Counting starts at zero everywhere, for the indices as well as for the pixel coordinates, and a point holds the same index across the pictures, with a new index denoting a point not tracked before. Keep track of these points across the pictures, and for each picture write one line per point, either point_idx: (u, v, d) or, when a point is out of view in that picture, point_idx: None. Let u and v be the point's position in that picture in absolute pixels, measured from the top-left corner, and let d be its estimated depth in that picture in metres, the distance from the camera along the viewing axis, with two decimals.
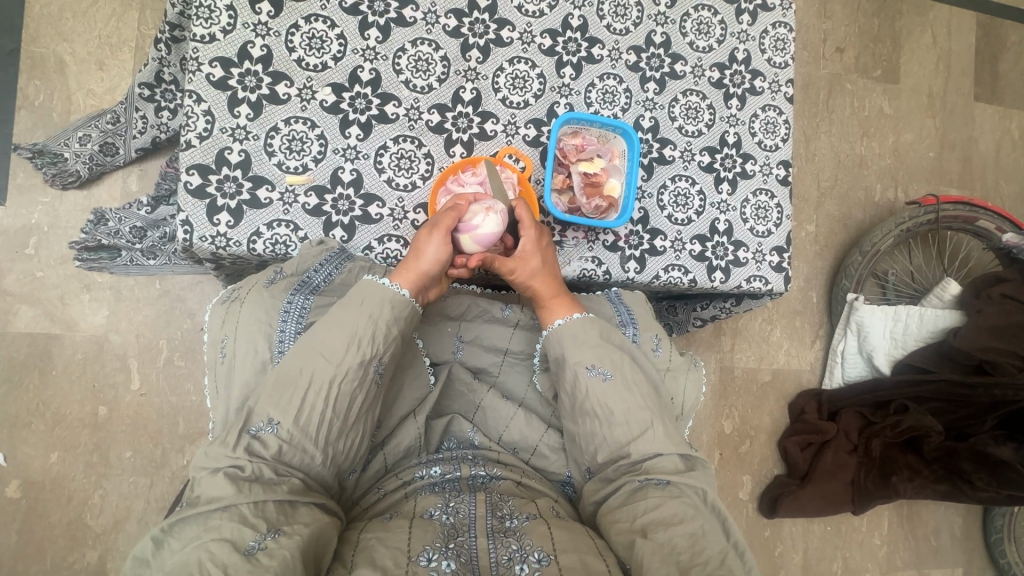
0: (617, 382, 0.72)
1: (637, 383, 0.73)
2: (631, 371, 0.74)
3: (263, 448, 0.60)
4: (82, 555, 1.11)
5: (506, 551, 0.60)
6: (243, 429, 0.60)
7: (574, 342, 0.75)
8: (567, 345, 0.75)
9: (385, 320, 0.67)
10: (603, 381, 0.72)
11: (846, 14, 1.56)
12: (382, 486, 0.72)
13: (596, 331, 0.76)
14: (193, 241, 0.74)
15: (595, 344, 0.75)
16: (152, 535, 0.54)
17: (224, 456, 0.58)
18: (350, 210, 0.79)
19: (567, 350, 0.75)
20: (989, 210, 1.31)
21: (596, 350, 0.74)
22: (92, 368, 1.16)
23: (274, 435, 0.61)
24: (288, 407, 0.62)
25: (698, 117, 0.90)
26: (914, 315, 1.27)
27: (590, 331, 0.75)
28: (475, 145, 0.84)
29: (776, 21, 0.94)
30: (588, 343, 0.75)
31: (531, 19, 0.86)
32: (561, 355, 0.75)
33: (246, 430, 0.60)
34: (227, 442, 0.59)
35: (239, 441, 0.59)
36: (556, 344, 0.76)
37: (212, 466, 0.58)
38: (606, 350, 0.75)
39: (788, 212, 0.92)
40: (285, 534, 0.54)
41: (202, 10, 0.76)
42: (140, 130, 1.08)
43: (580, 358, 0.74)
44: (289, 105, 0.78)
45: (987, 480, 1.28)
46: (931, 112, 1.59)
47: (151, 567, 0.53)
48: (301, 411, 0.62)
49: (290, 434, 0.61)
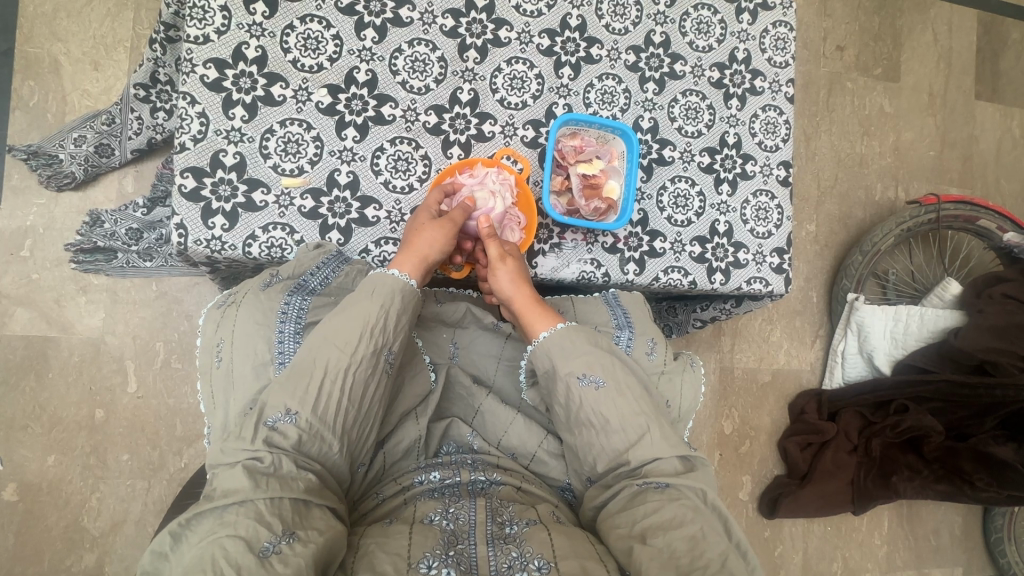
0: (609, 390, 0.71)
1: (629, 387, 0.71)
2: (624, 374, 0.72)
3: (283, 438, 0.59)
4: (80, 558, 1.10)
5: (506, 559, 0.60)
6: (259, 422, 0.60)
7: (562, 352, 0.73)
8: (555, 357, 0.73)
9: (395, 308, 0.69)
10: (596, 390, 0.71)
11: (846, 13, 1.55)
12: (381, 492, 0.71)
13: (583, 338, 0.74)
14: (188, 245, 0.74)
15: (583, 352, 0.73)
16: (169, 529, 0.53)
17: (242, 449, 0.58)
18: (346, 213, 0.79)
19: (556, 362, 0.73)
20: (990, 209, 1.30)
21: (585, 359, 0.72)
22: (89, 371, 1.15)
23: (292, 425, 0.60)
24: (305, 397, 0.62)
25: (698, 117, 0.89)
26: (914, 315, 1.27)
27: (577, 339, 0.74)
28: (473, 146, 0.83)
29: (776, 20, 0.93)
30: (578, 352, 0.73)
31: (529, 19, 0.85)
32: (551, 368, 0.73)
33: (263, 422, 0.60)
34: (245, 436, 0.59)
35: (257, 433, 0.59)
36: (544, 358, 0.74)
37: (229, 461, 0.57)
38: (596, 357, 0.73)
39: (788, 212, 0.91)
40: (300, 540, 0.53)
41: (196, 11, 0.75)
42: (136, 131, 1.08)
43: (570, 369, 0.72)
44: (284, 107, 0.78)
45: (988, 480, 1.29)
46: (932, 111, 1.58)
47: (169, 562, 0.52)
48: (317, 401, 0.62)
49: (309, 424, 0.61)
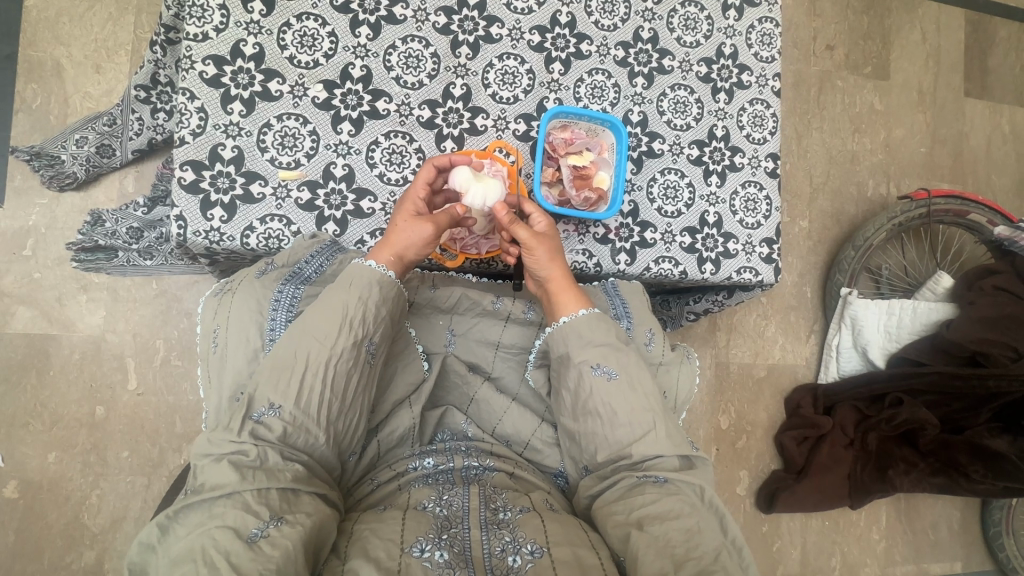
0: (621, 382, 0.72)
1: (642, 383, 0.72)
2: (638, 370, 0.73)
3: (267, 431, 0.61)
4: (80, 555, 1.11)
5: (498, 543, 0.61)
6: (245, 415, 0.61)
7: (579, 340, 0.74)
8: (571, 344, 0.75)
9: (374, 300, 0.69)
10: (608, 381, 0.72)
11: (835, 12, 1.57)
12: (376, 478, 0.73)
13: (603, 329, 0.75)
14: (187, 236, 0.75)
15: (600, 344, 0.74)
16: (156, 521, 0.54)
17: (227, 442, 0.59)
18: (342, 205, 0.80)
19: (571, 349, 0.74)
20: (980, 203, 1.32)
21: (601, 350, 0.74)
22: (90, 368, 1.16)
23: (276, 418, 0.62)
24: (288, 390, 0.63)
25: (687, 111, 0.91)
26: (907, 308, 1.29)
27: (596, 329, 0.75)
28: (466, 139, 0.85)
29: (762, 16, 0.95)
30: (594, 341, 0.74)
31: (520, 16, 0.87)
32: (566, 354, 0.75)
33: (249, 416, 0.61)
34: (231, 427, 0.60)
35: (243, 426, 0.60)
36: (560, 343, 0.75)
37: (215, 452, 0.58)
38: (611, 349, 0.74)
39: (776, 203, 0.93)
40: (287, 523, 0.54)
41: (196, 9, 0.77)
42: (137, 132, 1.10)
43: (584, 357, 0.73)
44: (281, 102, 0.79)
45: (983, 472, 1.28)
46: (921, 108, 1.60)
47: (157, 553, 0.53)
48: (300, 394, 0.63)
49: (292, 416, 0.62)
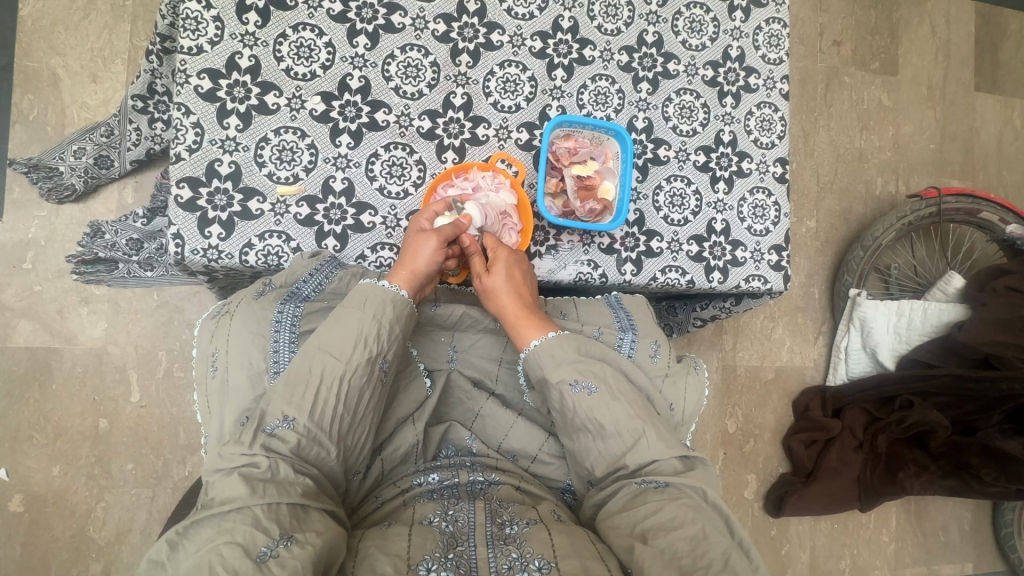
0: (602, 394, 0.70)
1: (621, 391, 0.71)
2: (614, 379, 0.72)
3: (282, 443, 0.60)
4: (87, 567, 1.11)
5: (506, 560, 0.59)
6: (258, 429, 0.60)
7: (553, 360, 0.72)
8: (546, 366, 0.72)
9: (387, 318, 0.68)
10: (589, 396, 0.70)
11: (842, 7, 1.54)
12: (381, 495, 0.72)
13: (573, 346, 0.73)
14: (185, 254, 0.74)
15: (574, 360, 0.72)
16: (166, 536, 0.53)
17: (240, 455, 0.58)
18: (342, 220, 0.79)
19: (547, 371, 0.72)
20: (992, 202, 1.29)
21: (576, 366, 0.72)
22: (92, 380, 1.16)
23: (291, 431, 0.61)
24: (301, 404, 0.62)
25: (693, 116, 0.89)
26: (917, 309, 1.26)
27: (568, 347, 0.73)
28: (468, 150, 0.83)
29: (769, 17, 0.93)
30: (566, 360, 0.72)
31: (521, 22, 0.85)
32: (543, 377, 0.73)
33: (261, 430, 0.60)
34: (243, 441, 0.59)
35: (256, 439, 0.59)
36: (536, 367, 0.73)
37: (226, 467, 0.58)
38: (585, 363, 0.72)
39: (785, 209, 0.91)
40: (298, 542, 0.52)
41: (190, 21, 0.75)
42: (135, 142, 1.07)
43: (561, 377, 0.71)
44: (278, 116, 0.78)
45: (995, 475, 1.25)
46: (931, 103, 1.57)
47: (166, 570, 0.52)
48: (314, 407, 0.63)
49: (306, 429, 0.61)
